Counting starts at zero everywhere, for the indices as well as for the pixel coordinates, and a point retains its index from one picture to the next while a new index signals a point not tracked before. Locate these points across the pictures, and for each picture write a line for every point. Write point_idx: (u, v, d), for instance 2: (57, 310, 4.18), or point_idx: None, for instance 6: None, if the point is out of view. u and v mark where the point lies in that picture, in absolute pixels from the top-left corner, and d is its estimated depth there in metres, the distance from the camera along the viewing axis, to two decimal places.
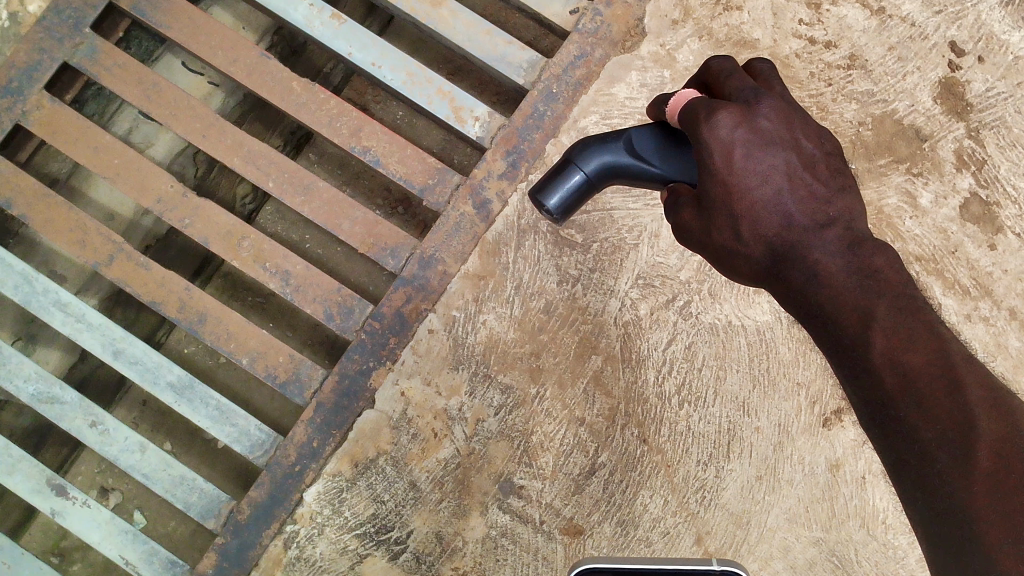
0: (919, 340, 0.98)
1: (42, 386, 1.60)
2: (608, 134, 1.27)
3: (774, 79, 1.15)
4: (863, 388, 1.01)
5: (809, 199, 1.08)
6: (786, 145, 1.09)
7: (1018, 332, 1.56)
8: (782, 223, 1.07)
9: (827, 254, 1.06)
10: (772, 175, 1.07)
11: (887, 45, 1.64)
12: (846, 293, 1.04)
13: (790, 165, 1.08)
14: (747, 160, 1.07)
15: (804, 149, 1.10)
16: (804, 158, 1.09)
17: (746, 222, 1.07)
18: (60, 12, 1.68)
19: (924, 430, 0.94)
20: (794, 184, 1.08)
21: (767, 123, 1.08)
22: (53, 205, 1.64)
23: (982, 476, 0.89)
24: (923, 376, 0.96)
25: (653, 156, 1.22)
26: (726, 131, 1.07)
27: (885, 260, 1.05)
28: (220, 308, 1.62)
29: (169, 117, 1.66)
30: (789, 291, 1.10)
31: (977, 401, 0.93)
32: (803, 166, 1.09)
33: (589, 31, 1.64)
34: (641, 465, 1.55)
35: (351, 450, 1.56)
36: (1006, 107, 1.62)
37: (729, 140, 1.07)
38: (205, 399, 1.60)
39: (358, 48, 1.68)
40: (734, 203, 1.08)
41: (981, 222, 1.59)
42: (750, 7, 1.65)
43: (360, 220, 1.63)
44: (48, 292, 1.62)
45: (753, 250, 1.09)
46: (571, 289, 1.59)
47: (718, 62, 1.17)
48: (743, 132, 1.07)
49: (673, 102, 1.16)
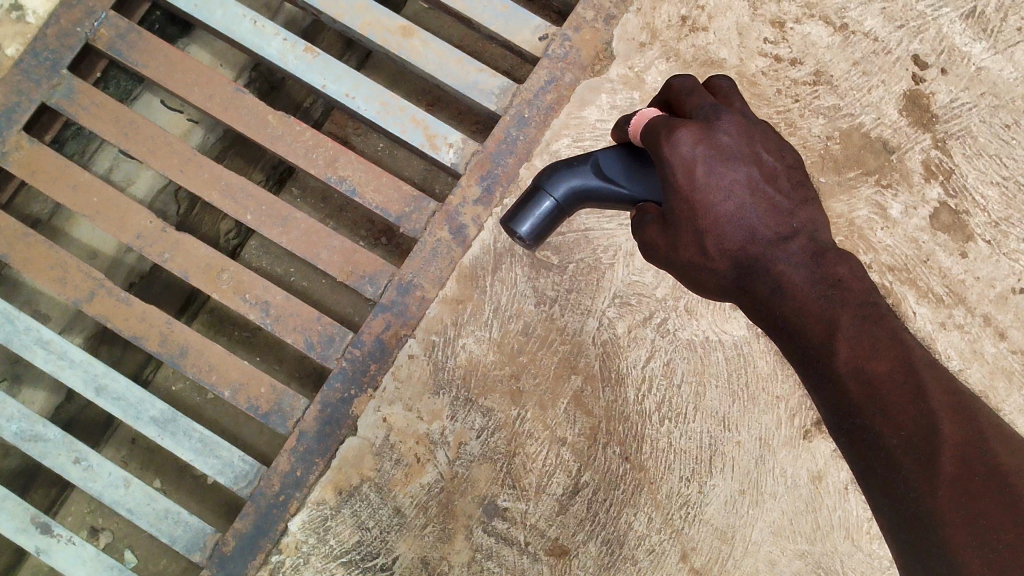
0: (882, 347, 0.99)
1: (25, 425, 1.61)
2: (575, 158, 1.29)
3: (734, 96, 1.18)
4: (831, 397, 1.02)
5: (771, 212, 1.11)
6: (747, 159, 1.12)
7: (993, 339, 1.57)
8: (745, 236, 1.10)
9: (791, 266, 1.09)
10: (734, 190, 1.10)
11: (851, 61, 1.67)
12: (810, 304, 1.06)
13: (751, 179, 1.11)
14: (710, 175, 1.09)
15: (764, 162, 1.13)
16: (765, 171, 1.13)
17: (709, 237, 1.10)
18: (37, 54, 1.70)
19: (888, 436, 0.95)
20: (756, 198, 1.11)
21: (727, 138, 1.11)
22: (33, 244, 1.65)
23: (946, 480, 0.89)
24: (887, 384, 0.97)
25: (622, 177, 1.24)
26: (687, 149, 1.09)
27: (848, 270, 1.07)
28: (201, 341, 1.64)
29: (147, 154, 1.68)
30: (755, 303, 1.12)
31: (941, 406, 0.94)
32: (764, 179, 1.12)
33: (558, 57, 1.68)
34: (624, 483, 1.55)
35: (335, 478, 1.56)
36: (971, 117, 1.64)
37: (691, 157, 1.09)
38: (188, 432, 1.61)
39: (332, 80, 1.71)
40: (698, 218, 1.10)
41: (951, 230, 1.60)
42: (715, 27, 1.69)
43: (338, 249, 1.64)
44: (29, 330, 1.63)
45: (719, 265, 1.12)
46: (549, 310, 1.60)
47: (679, 81, 1.19)
48: (704, 149, 1.10)
49: (635, 122, 1.18)
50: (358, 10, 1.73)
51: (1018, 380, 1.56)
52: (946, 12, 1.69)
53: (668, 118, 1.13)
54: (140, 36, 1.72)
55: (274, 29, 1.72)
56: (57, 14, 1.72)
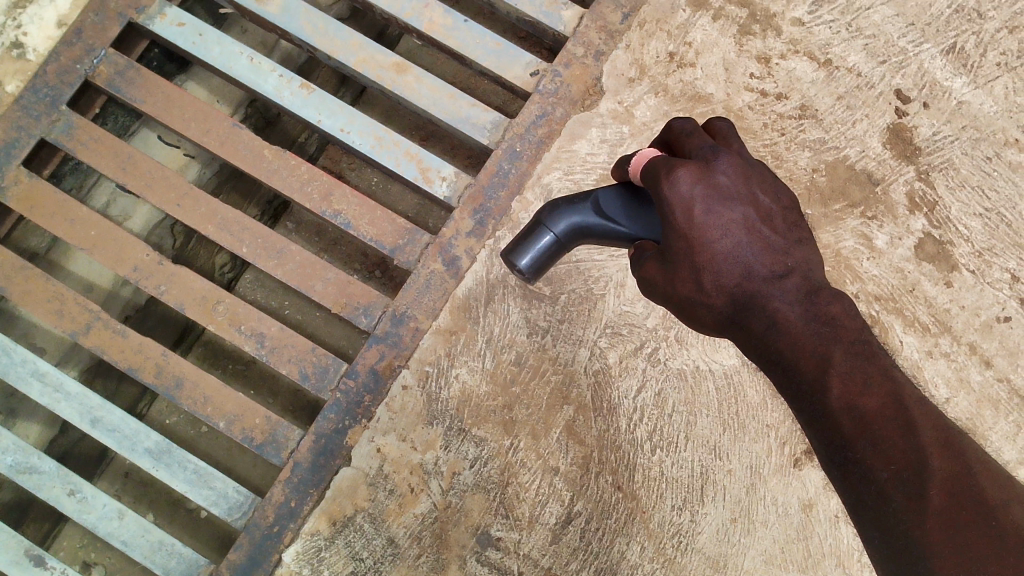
0: (874, 385, 1.02)
1: (20, 457, 1.61)
2: (576, 196, 1.32)
3: (733, 137, 1.20)
4: (823, 430, 1.04)
5: (767, 251, 1.12)
6: (744, 200, 1.13)
7: (979, 367, 1.59)
8: (742, 273, 1.11)
9: (786, 303, 1.10)
10: (731, 228, 1.11)
11: (836, 95, 1.71)
12: (805, 340, 1.08)
13: (748, 219, 1.12)
14: (707, 214, 1.11)
15: (761, 203, 1.14)
16: (761, 211, 1.14)
17: (706, 274, 1.11)
18: (37, 90, 1.73)
19: (879, 469, 0.97)
20: (753, 237, 1.12)
21: (726, 178, 1.12)
22: (31, 277, 1.67)
23: (934, 512, 0.92)
24: (878, 419, 0.99)
25: (621, 216, 1.26)
26: (686, 187, 1.10)
27: (840, 308, 1.09)
28: (197, 372, 1.65)
29: (145, 188, 1.71)
30: (750, 339, 1.13)
31: (929, 441, 0.97)
32: (761, 219, 1.13)
33: (549, 92, 1.72)
34: (617, 512, 1.56)
35: (329, 508, 1.56)
36: (953, 150, 1.68)
37: (689, 196, 1.11)
38: (183, 463, 1.62)
39: (327, 115, 1.74)
40: (695, 255, 1.11)
41: (936, 260, 1.63)
42: (702, 63, 1.73)
43: (333, 281, 1.67)
44: (25, 363, 1.65)
45: (715, 300, 1.12)
46: (541, 340, 1.62)
47: (680, 122, 1.21)
48: (703, 188, 1.11)
49: (635, 162, 1.21)
50: (353, 47, 1.77)
51: (1005, 408, 1.58)
52: (927, 48, 1.73)
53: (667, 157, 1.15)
54: (139, 73, 1.76)
55: (271, 65, 1.76)
56: (57, 51, 1.75)
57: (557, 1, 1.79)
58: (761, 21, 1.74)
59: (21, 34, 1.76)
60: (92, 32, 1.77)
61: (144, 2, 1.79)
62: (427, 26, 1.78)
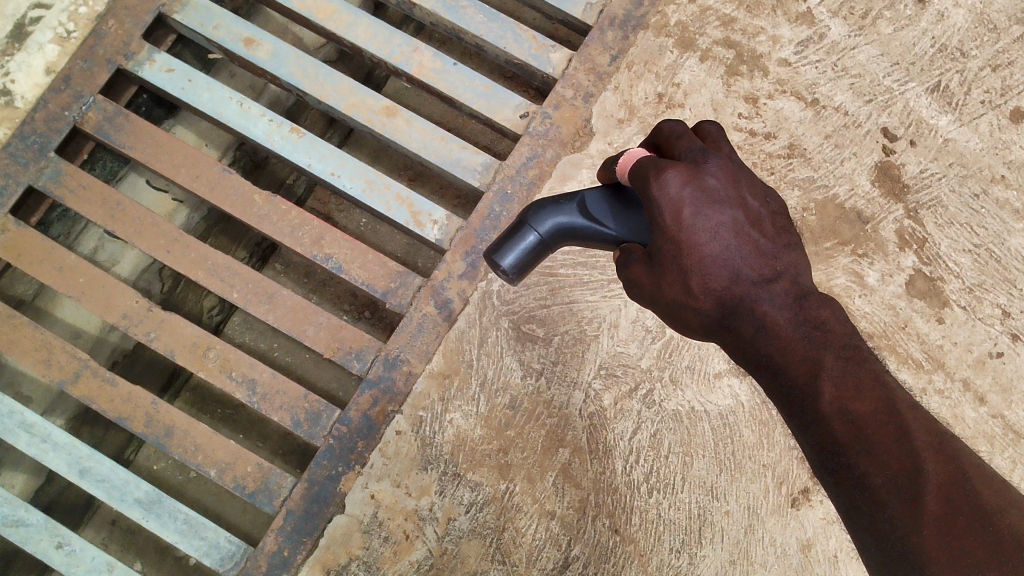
0: (866, 389, 1.00)
1: (6, 509, 1.59)
2: (560, 196, 1.31)
3: (722, 141, 1.18)
4: (814, 437, 1.02)
5: (756, 255, 1.10)
6: (734, 203, 1.10)
7: (973, 403, 1.59)
8: (730, 278, 1.08)
9: (775, 307, 1.08)
10: (721, 232, 1.08)
11: (824, 134, 1.72)
12: (795, 344, 1.06)
13: (737, 222, 1.09)
14: (697, 217, 1.08)
15: (750, 207, 1.12)
16: (750, 216, 1.11)
17: (695, 277, 1.09)
18: (25, 137, 1.73)
19: (873, 475, 0.95)
20: (742, 241, 1.10)
21: (716, 181, 1.10)
22: (19, 327, 1.66)
23: (930, 518, 0.90)
24: (872, 424, 0.98)
25: (605, 216, 1.26)
26: (675, 189, 1.08)
27: (830, 312, 1.08)
28: (187, 421, 1.64)
29: (134, 235, 1.70)
30: (738, 343, 1.10)
31: (923, 445, 0.96)
32: (750, 223, 1.11)
33: (539, 134, 1.73)
34: (615, 556, 1.54)
35: (323, 556, 1.54)
36: (941, 187, 1.69)
37: (678, 198, 1.08)
38: (173, 513, 1.59)
39: (317, 160, 1.74)
40: (683, 258, 1.09)
41: (928, 297, 1.64)
42: (691, 103, 1.74)
43: (324, 326, 1.66)
44: (13, 414, 1.63)
45: (703, 303, 1.10)
46: (536, 383, 1.61)
47: (669, 125, 1.20)
48: (692, 191, 1.08)
49: (623, 161, 1.19)
50: (343, 91, 1.77)
51: (1000, 444, 1.58)
52: (913, 87, 1.75)
53: (656, 158, 1.12)
54: (128, 119, 1.75)
55: (261, 110, 1.76)
56: (45, 99, 1.75)
57: (545, 44, 1.81)
58: (748, 62, 1.76)
59: (9, 81, 1.75)
60: (80, 78, 1.76)
61: (133, 49, 1.79)
62: (417, 69, 1.79)
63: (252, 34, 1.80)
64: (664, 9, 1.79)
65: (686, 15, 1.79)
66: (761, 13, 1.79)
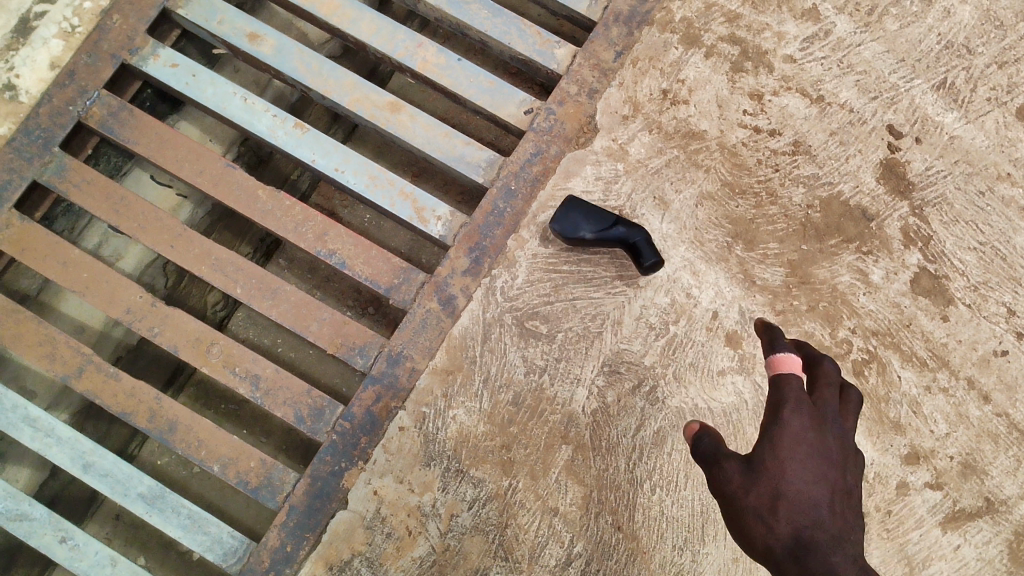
0: None
1: (11, 504, 1.59)
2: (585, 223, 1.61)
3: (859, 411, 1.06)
4: None
5: (846, 526, 0.93)
6: (840, 483, 0.96)
7: (977, 402, 1.59)
8: (812, 524, 0.91)
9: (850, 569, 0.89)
10: (823, 479, 0.95)
11: (829, 131, 1.72)
12: None
13: (840, 489, 0.95)
14: (807, 457, 0.96)
15: (846, 480, 0.97)
16: (849, 498, 0.96)
17: (783, 500, 0.93)
18: (30, 132, 1.73)
19: None
20: (838, 515, 0.94)
21: (835, 446, 0.99)
22: (23, 321, 1.66)
23: None
24: None
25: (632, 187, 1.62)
26: (798, 422, 0.98)
27: None
28: (191, 416, 1.64)
29: (137, 230, 1.70)
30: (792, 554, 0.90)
31: None
32: (846, 500, 0.96)
33: (543, 130, 1.72)
34: (617, 553, 1.54)
35: (325, 553, 1.55)
36: (946, 185, 1.69)
37: (800, 432, 0.98)
38: (177, 508, 1.60)
39: (321, 155, 1.74)
40: (778, 467, 0.95)
41: (932, 295, 1.63)
42: (695, 100, 1.73)
43: (328, 322, 1.66)
44: (17, 408, 1.63)
45: (776, 527, 0.92)
46: (538, 379, 1.60)
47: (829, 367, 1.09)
48: (814, 434, 0.98)
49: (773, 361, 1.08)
50: (347, 86, 1.77)
51: (1004, 443, 1.57)
52: (918, 83, 1.74)
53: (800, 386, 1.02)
54: (132, 114, 1.75)
55: (265, 105, 1.76)
56: (49, 94, 1.75)
57: (550, 40, 1.80)
58: (753, 58, 1.75)
59: (13, 76, 1.75)
60: (85, 73, 1.76)
61: (138, 43, 1.79)
62: (421, 65, 1.79)
63: (256, 28, 1.80)
64: (669, 5, 1.79)
65: (691, 11, 1.79)
66: (767, 9, 1.79)
